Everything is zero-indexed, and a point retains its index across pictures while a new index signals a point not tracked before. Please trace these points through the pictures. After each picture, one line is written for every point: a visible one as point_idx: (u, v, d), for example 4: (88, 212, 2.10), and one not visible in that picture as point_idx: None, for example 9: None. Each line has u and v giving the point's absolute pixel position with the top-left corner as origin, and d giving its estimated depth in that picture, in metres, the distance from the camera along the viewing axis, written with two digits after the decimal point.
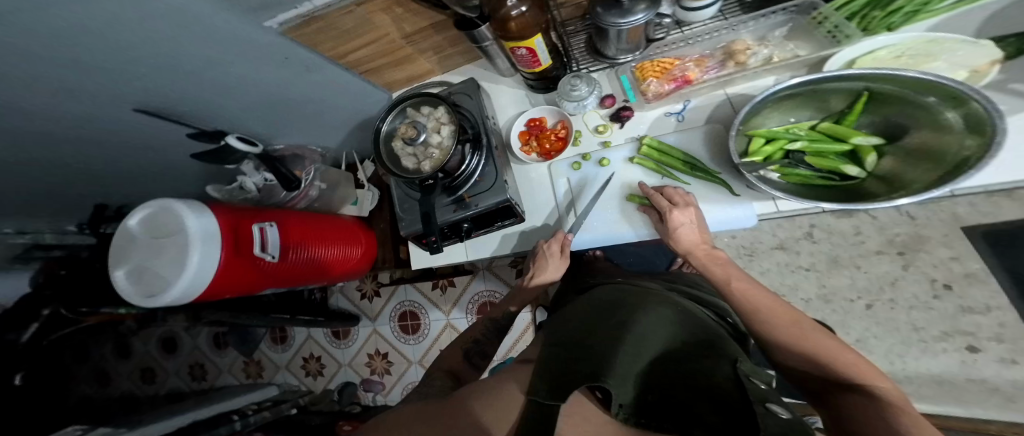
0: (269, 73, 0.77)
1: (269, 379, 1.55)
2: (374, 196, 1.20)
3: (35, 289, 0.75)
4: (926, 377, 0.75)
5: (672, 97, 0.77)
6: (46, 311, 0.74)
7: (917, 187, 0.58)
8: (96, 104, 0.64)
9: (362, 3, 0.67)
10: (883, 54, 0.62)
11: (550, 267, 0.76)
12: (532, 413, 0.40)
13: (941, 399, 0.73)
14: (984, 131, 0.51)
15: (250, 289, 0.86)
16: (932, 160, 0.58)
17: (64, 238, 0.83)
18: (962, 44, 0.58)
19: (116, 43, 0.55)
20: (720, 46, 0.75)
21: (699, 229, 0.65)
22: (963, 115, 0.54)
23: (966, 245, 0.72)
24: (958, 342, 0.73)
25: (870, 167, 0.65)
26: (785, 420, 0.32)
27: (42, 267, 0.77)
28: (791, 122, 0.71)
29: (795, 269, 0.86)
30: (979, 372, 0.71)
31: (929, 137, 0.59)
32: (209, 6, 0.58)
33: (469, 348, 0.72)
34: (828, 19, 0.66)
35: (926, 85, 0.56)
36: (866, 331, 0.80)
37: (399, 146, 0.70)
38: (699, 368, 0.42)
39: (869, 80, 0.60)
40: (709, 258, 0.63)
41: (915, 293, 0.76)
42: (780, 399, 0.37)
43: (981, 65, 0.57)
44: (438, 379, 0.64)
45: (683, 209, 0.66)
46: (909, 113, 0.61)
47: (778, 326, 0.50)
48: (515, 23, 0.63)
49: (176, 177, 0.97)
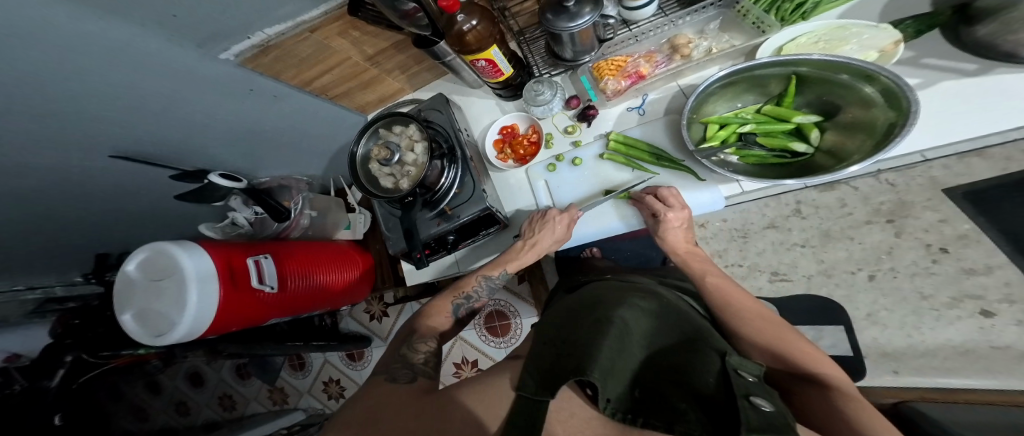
0: (237, 105, 0.77)
1: (294, 405, 1.54)
2: (366, 219, 1.22)
3: (55, 338, 0.76)
4: (948, 349, 0.67)
5: (629, 93, 0.79)
6: (68, 358, 0.72)
7: (858, 157, 0.59)
8: (71, 154, 0.65)
9: (316, 28, 0.67)
10: (803, 40, 0.67)
11: (551, 232, 0.76)
12: (520, 409, 0.41)
13: (968, 370, 0.64)
14: (900, 104, 0.56)
15: (255, 322, 0.87)
16: (864, 132, 0.61)
17: (73, 289, 0.89)
18: (868, 29, 0.64)
19: (73, 90, 0.55)
20: (664, 41, 0.78)
21: (687, 230, 0.70)
22: (880, 90, 0.58)
23: (950, 206, 0.70)
24: (969, 307, 0.66)
25: (817, 142, 0.66)
26: (766, 413, 0.31)
27: (56, 319, 0.80)
28: (737, 107, 0.73)
29: (791, 247, 0.83)
30: (1002, 338, 0.63)
31: (857, 113, 0.62)
32: (160, 42, 0.57)
33: (459, 303, 0.73)
34: (749, 11, 0.73)
35: (836, 66, 0.61)
36: (875, 305, 0.74)
37: (376, 167, 0.71)
38: (686, 363, 0.42)
39: (793, 65, 0.64)
40: (690, 255, 0.68)
41: (914, 259, 0.71)
42: (764, 389, 0.36)
43: (887, 45, 0.63)
44: (422, 343, 0.62)
45: (679, 212, 0.68)
46: (838, 94, 0.64)
47: (752, 322, 0.53)
48: (470, 37, 0.65)
49: (168, 220, 1.01)
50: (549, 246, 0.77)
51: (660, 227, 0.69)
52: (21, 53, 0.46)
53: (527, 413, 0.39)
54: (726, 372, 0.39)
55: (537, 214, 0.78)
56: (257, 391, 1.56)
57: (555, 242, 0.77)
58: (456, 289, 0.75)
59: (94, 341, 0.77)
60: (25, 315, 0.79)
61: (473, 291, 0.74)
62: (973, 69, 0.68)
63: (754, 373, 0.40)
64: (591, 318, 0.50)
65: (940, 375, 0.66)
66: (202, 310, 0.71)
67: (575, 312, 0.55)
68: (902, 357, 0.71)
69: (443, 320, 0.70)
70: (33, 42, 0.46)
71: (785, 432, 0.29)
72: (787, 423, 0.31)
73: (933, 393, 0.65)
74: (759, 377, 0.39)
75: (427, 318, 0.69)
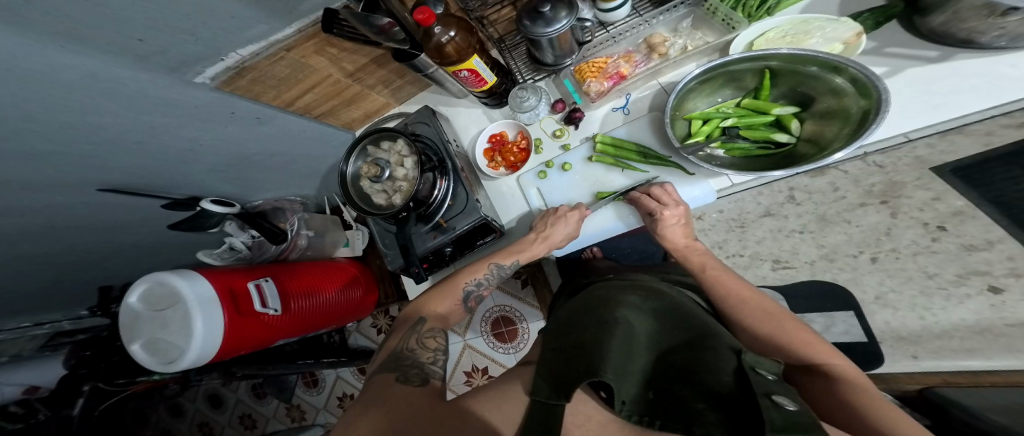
0: (218, 130, 0.76)
1: (313, 421, 1.52)
2: (364, 235, 1.22)
3: (71, 370, 0.81)
4: (966, 329, 0.62)
5: (612, 94, 0.79)
6: (87, 387, 0.79)
7: (839, 145, 0.59)
8: (60, 188, 0.67)
9: (291, 47, 0.67)
10: (772, 36, 0.68)
11: (564, 231, 0.76)
12: (534, 412, 0.40)
13: (994, 350, 0.58)
14: (870, 93, 0.56)
15: (260, 344, 0.86)
16: (841, 118, 0.61)
17: (82, 322, 0.96)
18: (829, 23, 0.65)
19: (49, 126, 0.56)
20: (641, 41, 0.79)
21: (686, 225, 0.70)
22: (848, 81, 0.58)
23: (941, 183, 0.67)
24: (977, 284, 0.60)
25: (797, 133, 0.67)
26: (789, 413, 0.29)
27: (70, 351, 0.85)
28: (717, 102, 0.73)
29: (789, 234, 0.87)
30: (1016, 313, 0.55)
31: (831, 103, 0.62)
32: (129, 70, 0.55)
33: (470, 290, 0.73)
34: (718, 9, 0.72)
35: (804, 58, 0.61)
36: (882, 286, 0.74)
37: (367, 185, 0.72)
38: (698, 364, 0.41)
39: (763, 59, 0.64)
40: (688, 250, 0.69)
41: (913, 238, 0.68)
42: (786, 387, 0.34)
43: (850, 38, 0.63)
44: (433, 337, 0.61)
45: (675, 209, 0.69)
46: (808, 84, 0.64)
47: (748, 311, 0.54)
48: (449, 48, 0.66)
49: (168, 250, 1.04)
50: (562, 243, 0.77)
51: (659, 225, 0.69)
52: None
53: (540, 417, 0.38)
54: (743, 371, 0.37)
55: (553, 210, 0.79)
56: (275, 409, 1.57)
57: (567, 238, 0.78)
58: (467, 274, 0.74)
59: (109, 370, 0.83)
60: (37, 350, 0.85)
61: (484, 277, 0.74)
62: (934, 56, 0.72)
63: (773, 371, 0.38)
64: (596, 321, 0.50)
65: (962, 358, 0.61)
66: (208, 336, 0.71)
67: (580, 314, 0.55)
68: (919, 340, 0.69)
69: (453, 307, 0.71)
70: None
71: (808, 431, 0.26)
72: (814, 422, 0.28)
73: (958, 377, 0.62)
74: (779, 375, 0.37)
75: (437, 304, 0.69)
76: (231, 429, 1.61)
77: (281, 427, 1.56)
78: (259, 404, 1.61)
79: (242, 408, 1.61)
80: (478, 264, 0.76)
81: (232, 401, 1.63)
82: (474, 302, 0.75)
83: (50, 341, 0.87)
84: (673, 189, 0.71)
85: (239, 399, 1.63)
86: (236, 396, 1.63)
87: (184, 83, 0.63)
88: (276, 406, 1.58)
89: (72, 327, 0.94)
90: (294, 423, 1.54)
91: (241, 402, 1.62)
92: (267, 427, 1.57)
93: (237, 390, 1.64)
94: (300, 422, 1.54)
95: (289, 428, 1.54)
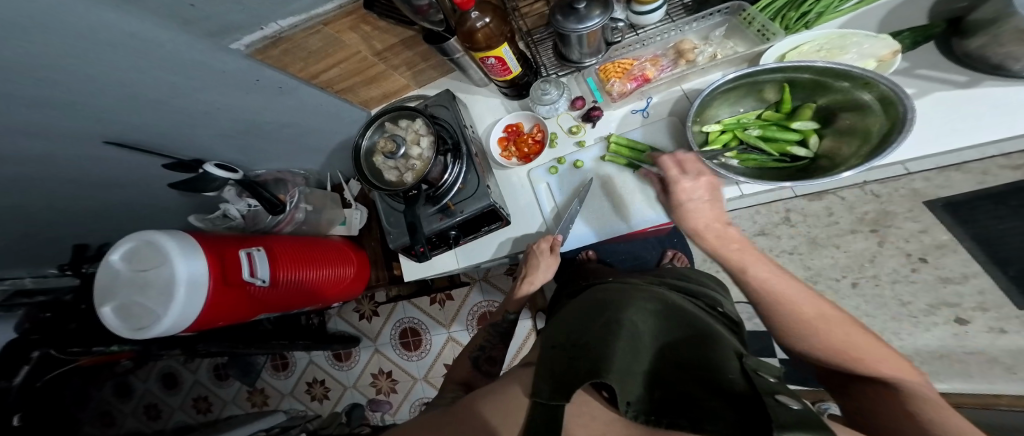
0: (240, 96, 0.76)
1: (276, 406, 1.58)
2: (363, 214, 1.19)
3: (22, 334, 0.78)
4: (926, 353, 0.82)
5: (633, 96, 0.81)
6: (36, 353, 0.76)
7: (853, 162, 0.63)
8: (70, 140, 0.68)
9: (329, 22, 0.67)
10: (806, 48, 0.70)
11: (541, 266, 0.78)
12: (538, 414, 0.41)
13: (944, 374, 0.79)
14: (895, 109, 0.58)
15: (243, 314, 0.87)
16: (860, 138, 0.64)
17: (45, 282, 0.88)
18: (866, 39, 0.66)
19: (79, 76, 0.56)
20: (670, 46, 0.81)
21: (713, 204, 0.58)
22: (877, 97, 0.60)
23: (930, 217, 0.78)
24: (945, 315, 0.80)
25: (814, 148, 0.70)
26: (795, 411, 0.31)
27: (24, 313, 0.81)
28: (739, 112, 0.76)
29: (779, 253, 0.95)
30: (975, 343, 0.77)
31: (855, 120, 0.65)
32: (169, 28, 0.56)
33: (475, 356, 0.79)
34: (755, 19, 0.73)
35: (837, 73, 0.62)
36: (858, 309, 0.88)
37: (381, 161, 0.72)
38: (709, 364, 0.42)
39: (789, 71, 0.66)
40: (722, 240, 0.57)
41: (895, 267, 0.84)
42: (788, 388, 0.37)
43: (885, 55, 0.65)
44: (450, 390, 0.68)
45: (694, 181, 0.58)
46: (836, 100, 0.67)
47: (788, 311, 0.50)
48: (480, 34, 0.68)
49: (154, 212, 1.03)
50: (547, 276, 0.79)
51: (676, 196, 0.58)
52: (34, 34, 0.47)
53: (547, 420, 0.40)
54: (746, 372, 0.40)
55: (529, 250, 0.82)
56: (235, 393, 1.61)
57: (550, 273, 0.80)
58: (471, 344, 0.81)
59: (65, 336, 0.81)
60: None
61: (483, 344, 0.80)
62: (963, 81, 0.66)
63: (775, 375, 0.42)
64: (602, 321, 0.52)
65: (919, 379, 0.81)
66: (188, 305, 0.70)
67: (587, 314, 0.57)
68: None
69: (466, 374, 0.75)
70: (28, 35, 0.47)
71: (815, 429, 0.28)
72: (818, 421, 0.29)
73: None
74: (780, 378, 0.41)
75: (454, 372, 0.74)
76: (183, 412, 1.60)
77: (238, 411, 1.59)
78: (217, 387, 1.63)
79: (199, 390, 1.62)
80: (479, 328, 0.83)
81: (188, 382, 1.63)
82: (486, 365, 0.77)
83: (6, 302, 0.81)
84: (695, 158, 0.61)
85: (196, 381, 1.63)
86: (193, 377, 1.63)
87: (218, 48, 0.63)
88: (237, 389, 1.62)
89: (35, 285, 0.86)
90: (255, 408, 1.59)
91: (198, 384, 1.63)
92: (224, 412, 1.60)
93: (196, 371, 1.64)
94: (262, 406, 1.59)
95: (247, 413, 1.58)
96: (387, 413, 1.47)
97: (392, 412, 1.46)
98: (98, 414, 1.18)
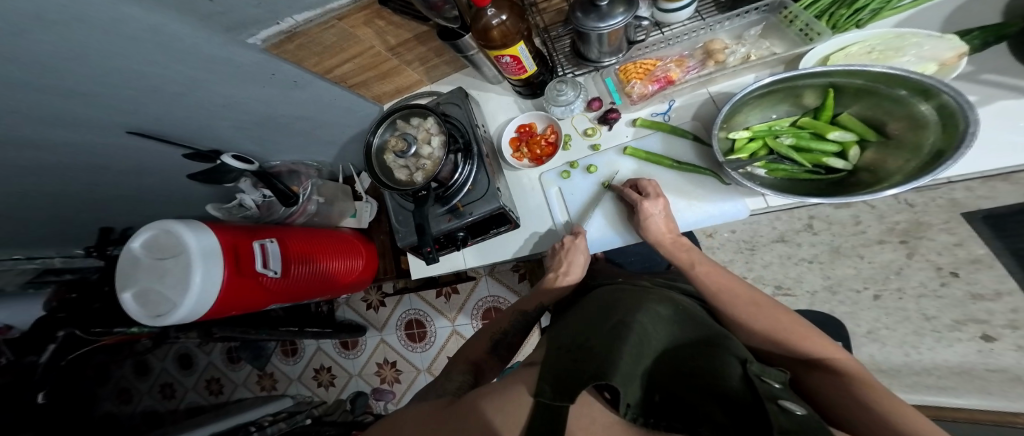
0: (256, 89, 0.76)
1: (283, 391, 1.61)
2: (373, 208, 1.18)
3: (48, 312, 0.80)
4: (945, 368, 0.75)
5: (655, 98, 0.78)
6: (59, 333, 0.77)
7: (898, 178, 0.60)
8: (91, 129, 0.68)
9: (344, 17, 0.66)
10: (855, 50, 0.66)
11: (575, 261, 0.75)
12: (540, 414, 0.40)
13: (963, 389, 0.72)
14: (955, 120, 0.53)
15: (258, 305, 0.87)
16: (910, 150, 0.60)
17: (73, 262, 0.90)
18: (926, 40, 0.61)
19: (98, 70, 0.56)
20: (698, 45, 0.77)
21: (667, 219, 0.71)
22: (936, 108, 0.55)
23: (967, 229, 0.73)
24: (972, 331, 0.72)
25: (854, 160, 0.67)
26: (798, 417, 0.29)
27: (52, 293, 0.83)
28: (772, 118, 0.72)
29: (799, 261, 0.92)
30: (999, 361, 0.69)
31: (907, 129, 0.60)
32: (186, 25, 0.56)
33: (496, 338, 0.74)
34: (797, 17, 0.70)
35: (893, 79, 0.58)
36: (876, 323, 0.83)
37: (391, 159, 0.71)
38: (708, 365, 0.40)
39: (835, 76, 0.62)
40: (674, 245, 0.69)
41: (924, 280, 0.77)
42: (792, 395, 0.34)
43: (947, 58, 0.60)
44: (459, 373, 0.65)
45: (653, 201, 0.70)
46: (887, 110, 0.62)
47: (738, 304, 0.56)
48: (496, 32, 0.66)
49: (169, 201, 1.04)
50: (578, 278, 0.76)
51: (640, 213, 0.70)
52: (55, 27, 0.47)
53: (549, 422, 0.38)
54: (749, 377, 0.37)
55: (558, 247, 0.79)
56: (246, 376, 1.64)
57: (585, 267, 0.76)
58: (493, 326, 0.77)
59: (88, 316, 0.82)
60: (21, 286, 0.82)
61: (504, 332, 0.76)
62: None
63: (779, 380, 0.38)
64: (611, 322, 0.50)
65: (940, 394, 0.74)
66: (205, 289, 0.70)
67: (594, 316, 0.55)
68: (897, 374, 0.80)
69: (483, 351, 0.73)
70: (50, 29, 0.47)
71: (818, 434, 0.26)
72: (821, 425, 0.28)
73: None
74: (785, 384, 0.37)
75: (465, 353, 0.72)
76: (196, 392, 1.60)
77: (248, 394, 1.63)
78: (230, 369, 1.66)
79: (211, 372, 1.64)
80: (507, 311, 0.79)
81: (202, 364, 1.64)
82: (507, 351, 0.74)
83: (36, 279, 0.83)
84: (656, 184, 0.74)
85: (209, 363, 1.65)
86: (206, 359, 1.64)
87: (236, 42, 0.63)
88: (247, 373, 1.65)
89: (64, 265, 0.88)
90: (263, 391, 1.62)
91: (211, 366, 1.64)
92: (234, 394, 1.63)
93: (210, 353, 1.65)
94: (270, 390, 1.62)
95: (257, 396, 1.61)
96: (389, 403, 1.47)
97: (394, 402, 1.46)
98: (117, 391, 1.18)
